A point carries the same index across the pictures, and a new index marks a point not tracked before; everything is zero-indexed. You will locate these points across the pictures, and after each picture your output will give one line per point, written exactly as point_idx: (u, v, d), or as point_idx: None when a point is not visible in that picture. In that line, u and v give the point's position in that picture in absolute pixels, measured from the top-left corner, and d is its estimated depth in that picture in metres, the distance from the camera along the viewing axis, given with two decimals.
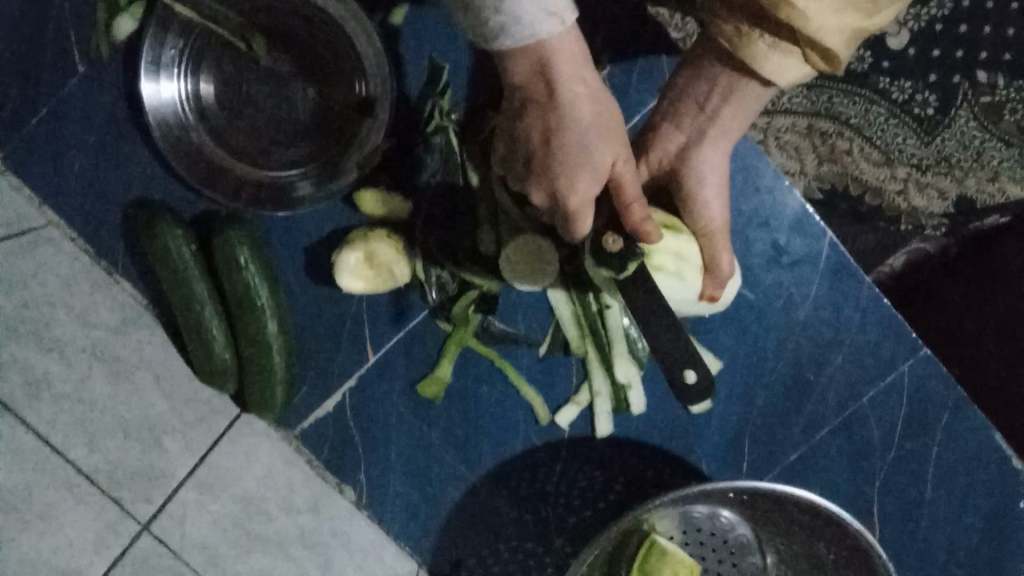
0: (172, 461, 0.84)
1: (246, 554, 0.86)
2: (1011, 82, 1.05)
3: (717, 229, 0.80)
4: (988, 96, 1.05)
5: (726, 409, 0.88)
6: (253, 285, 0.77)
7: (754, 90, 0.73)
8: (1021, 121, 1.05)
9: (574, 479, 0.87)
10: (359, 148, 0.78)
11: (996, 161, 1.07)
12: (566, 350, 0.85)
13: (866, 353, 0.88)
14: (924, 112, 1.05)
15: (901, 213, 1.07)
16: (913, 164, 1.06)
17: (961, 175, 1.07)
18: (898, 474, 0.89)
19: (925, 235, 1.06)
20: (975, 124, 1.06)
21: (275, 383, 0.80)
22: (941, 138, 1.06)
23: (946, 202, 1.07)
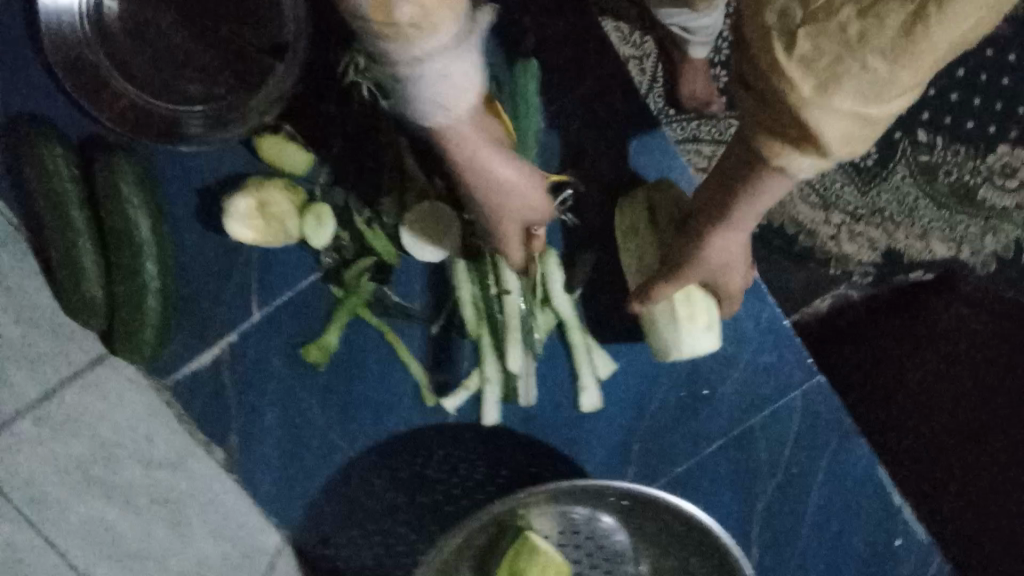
0: (13, 394, 0.78)
1: (87, 501, 0.81)
2: (949, 144, 1.07)
3: (689, 276, 0.72)
4: (925, 156, 1.07)
5: (616, 413, 0.86)
6: (133, 216, 0.73)
7: (770, 185, 0.56)
8: (956, 184, 1.07)
9: (454, 467, 0.84)
10: (267, 89, 0.77)
11: (926, 220, 1.06)
12: (461, 331, 0.83)
13: (763, 373, 0.87)
14: (864, 162, 1.06)
15: (831, 256, 1.06)
16: (848, 213, 1.06)
17: (892, 228, 1.07)
18: (782, 499, 0.88)
19: (852, 281, 1.06)
20: (910, 180, 1.07)
21: (145, 326, 0.76)
22: (877, 190, 1.07)
23: (875, 252, 1.06)
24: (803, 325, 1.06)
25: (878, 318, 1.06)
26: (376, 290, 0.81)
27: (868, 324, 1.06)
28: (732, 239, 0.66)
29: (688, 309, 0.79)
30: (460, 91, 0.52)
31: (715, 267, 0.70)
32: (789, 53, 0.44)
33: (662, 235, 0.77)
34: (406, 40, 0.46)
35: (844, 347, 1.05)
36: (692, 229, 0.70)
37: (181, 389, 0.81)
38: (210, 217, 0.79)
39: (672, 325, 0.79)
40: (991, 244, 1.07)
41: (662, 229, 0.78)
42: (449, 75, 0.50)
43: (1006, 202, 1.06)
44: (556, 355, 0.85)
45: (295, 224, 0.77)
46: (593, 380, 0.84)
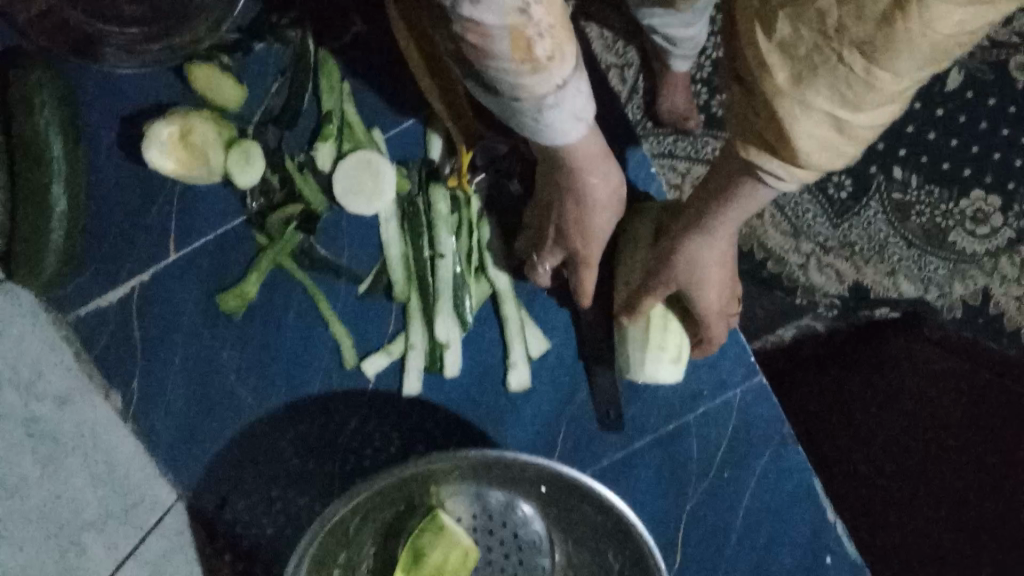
0: None
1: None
2: (923, 184, 1.04)
3: (668, 288, 0.68)
4: (899, 194, 1.04)
5: (545, 396, 0.82)
6: (45, 130, 0.68)
7: (751, 193, 0.52)
8: (927, 224, 1.04)
9: (369, 438, 0.79)
10: (201, 19, 0.75)
11: (896, 258, 1.04)
12: (389, 293, 0.79)
13: (702, 370, 0.84)
14: (837, 193, 1.05)
15: (797, 285, 1.04)
16: (818, 243, 1.04)
17: (861, 262, 1.04)
18: (712, 503, 0.84)
19: (818, 312, 1.04)
20: (883, 217, 1.04)
21: (46, 250, 0.71)
22: (849, 224, 1.05)
23: (843, 285, 1.04)
24: (764, 355, 1.04)
25: (837, 360, 1.02)
26: (303, 240, 0.77)
27: (826, 364, 1.03)
28: (708, 254, 0.63)
29: (660, 336, 0.75)
30: (581, 107, 0.48)
31: (683, 280, 0.66)
32: (770, 38, 0.39)
33: (643, 251, 0.74)
34: (543, 73, 0.43)
35: (800, 386, 1.02)
36: (670, 240, 0.66)
37: (83, 326, 0.76)
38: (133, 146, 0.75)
39: (641, 351, 0.75)
40: (959, 289, 1.04)
41: (644, 244, 0.75)
42: (579, 96, 0.47)
43: (976, 249, 1.04)
44: (488, 329, 0.81)
45: (219, 157, 0.73)
46: (523, 356, 0.80)
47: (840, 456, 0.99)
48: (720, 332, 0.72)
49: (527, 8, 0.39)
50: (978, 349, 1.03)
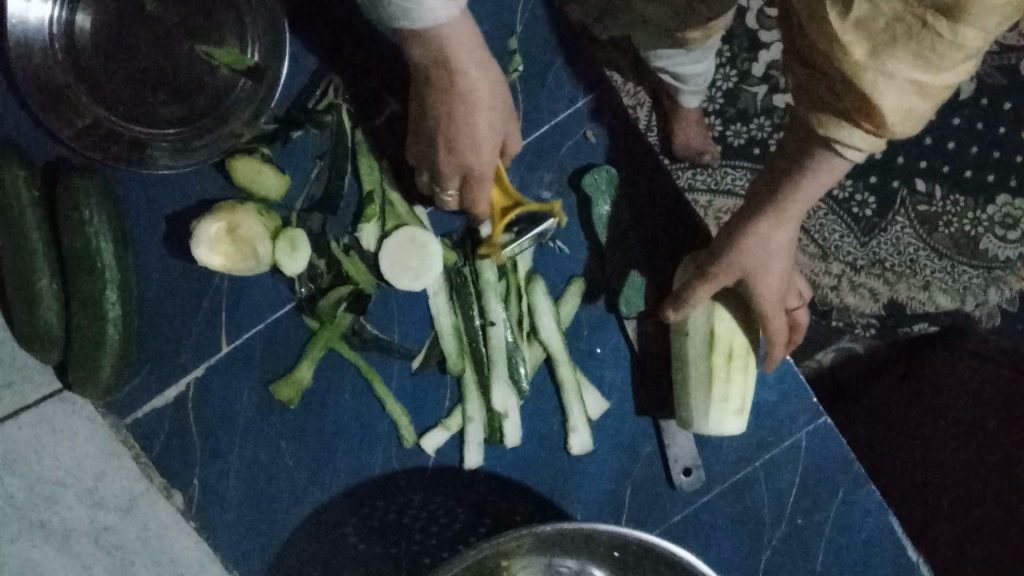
0: None
1: (25, 539, 0.76)
2: (948, 194, 1.04)
3: (720, 280, 0.69)
4: (924, 206, 1.04)
5: (608, 455, 0.80)
6: (95, 241, 0.69)
7: (828, 166, 0.55)
8: (956, 235, 1.04)
9: (434, 515, 0.78)
10: (239, 114, 0.74)
11: (929, 271, 1.04)
12: (443, 366, 0.78)
13: (763, 414, 0.82)
14: (862, 211, 1.03)
15: (833, 308, 1.03)
16: (848, 263, 1.03)
17: (894, 279, 1.03)
18: (789, 551, 0.82)
19: (855, 333, 1.03)
20: (910, 231, 1.04)
21: (103, 358, 0.71)
22: (877, 240, 1.04)
23: (877, 303, 1.03)
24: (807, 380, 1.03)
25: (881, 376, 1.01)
26: (353, 321, 0.77)
27: (873, 381, 1.01)
28: (771, 241, 0.64)
29: (724, 387, 0.73)
30: None
31: (748, 264, 0.66)
32: (845, 18, 0.44)
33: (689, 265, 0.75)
34: None
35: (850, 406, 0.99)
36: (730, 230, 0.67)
37: (140, 430, 0.76)
38: (179, 245, 0.75)
39: (704, 402, 0.73)
40: (995, 296, 1.04)
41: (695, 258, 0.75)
42: None
43: (1009, 254, 1.04)
44: (544, 393, 0.80)
45: (265, 250, 0.73)
46: (584, 419, 0.78)
47: (904, 474, 0.94)
48: (777, 334, 0.70)
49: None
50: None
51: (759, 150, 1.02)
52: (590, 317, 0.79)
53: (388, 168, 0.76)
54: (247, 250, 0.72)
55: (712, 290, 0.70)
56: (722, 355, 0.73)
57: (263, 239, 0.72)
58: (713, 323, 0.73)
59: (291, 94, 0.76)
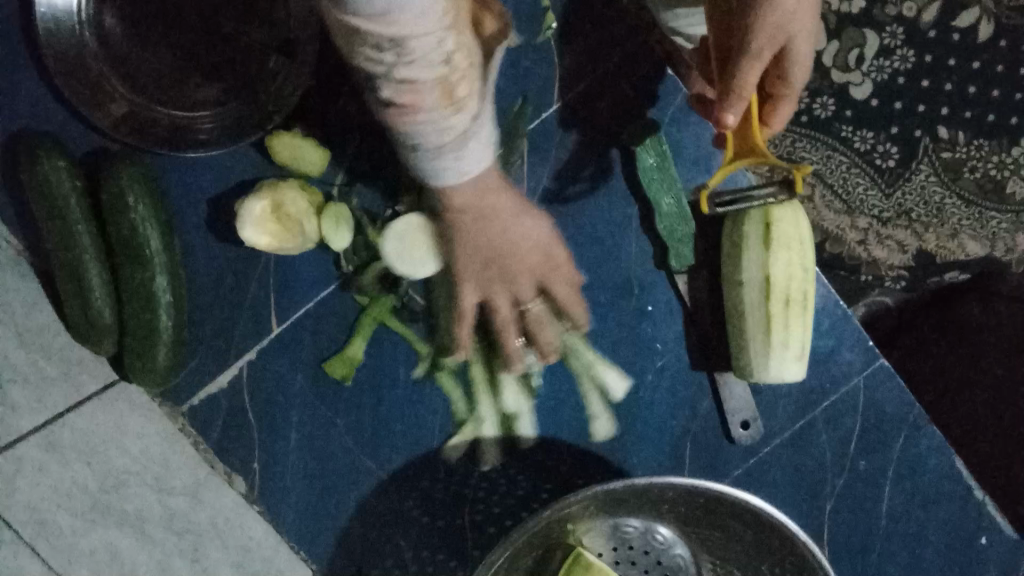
0: (18, 416, 0.73)
1: (93, 526, 0.75)
2: (971, 139, 1.01)
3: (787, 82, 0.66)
4: (948, 152, 1.01)
5: (666, 412, 0.80)
6: (141, 228, 0.69)
7: None
8: (982, 180, 1.01)
9: (496, 483, 0.78)
10: (278, 87, 0.73)
11: (955, 219, 1.02)
12: (495, 332, 0.78)
13: (820, 362, 0.81)
14: (885, 163, 1.01)
15: (861, 262, 1.02)
16: (874, 216, 1.02)
17: (921, 229, 1.02)
18: (854, 497, 0.81)
19: (885, 286, 1.02)
20: (934, 178, 1.01)
21: (159, 342, 0.70)
22: (901, 191, 1.02)
23: (906, 254, 1.02)
24: None
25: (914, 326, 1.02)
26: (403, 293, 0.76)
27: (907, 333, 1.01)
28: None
29: (783, 331, 0.72)
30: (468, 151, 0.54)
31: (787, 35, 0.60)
32: None
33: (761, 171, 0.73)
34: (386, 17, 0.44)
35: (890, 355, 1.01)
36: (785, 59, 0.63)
37: (197, 417, 0.76)
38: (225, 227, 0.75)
39: (759, 348, 0.73)
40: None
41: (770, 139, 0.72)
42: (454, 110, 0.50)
43: None
44: (599, 354, 0.79)
45: (311, 226, 0.72)
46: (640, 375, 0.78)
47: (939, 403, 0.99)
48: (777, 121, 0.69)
49: (450, 59, 0.47)
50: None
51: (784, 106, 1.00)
52: (639, 274, 0.79)
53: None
54: (290, 228, 0.71)
55: (792, 104, 0.68)
56: (778, 301, 0.72)
57: (308, 216, 0.72)
58: (767, 268, 0.72)
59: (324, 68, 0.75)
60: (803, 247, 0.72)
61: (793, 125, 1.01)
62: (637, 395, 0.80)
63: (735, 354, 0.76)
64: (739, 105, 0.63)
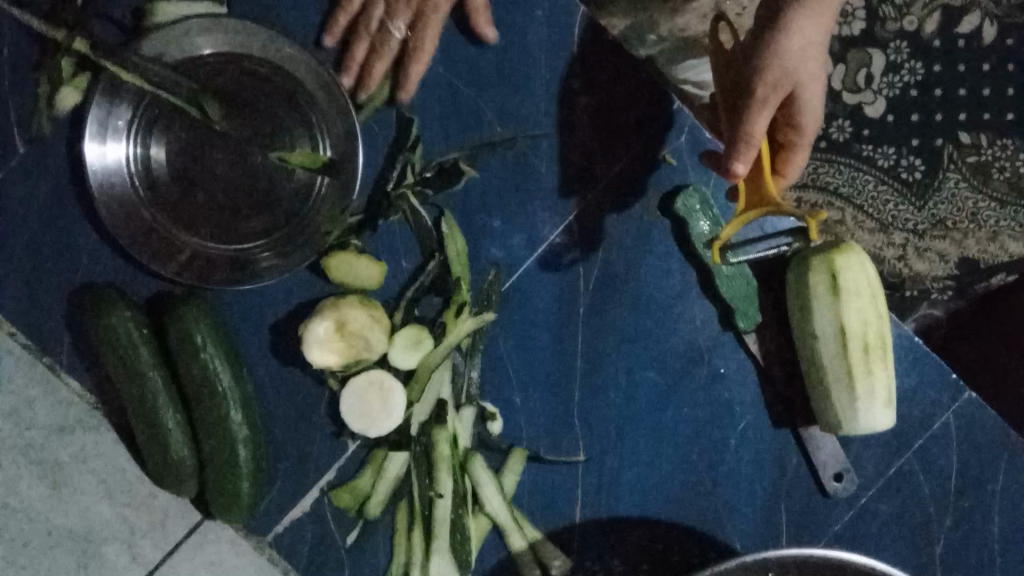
0: (112, 575, 0.74)
1: None
2: (997, 139, 0.98)
3: (798, 137, 0.69)
4: (974, 156, 0.98)
5: (754, 476, 0.78)
6: (212, 367, 0.69)
7: None
8: (1013, 178, 0.99)
9: (592, 571, 0.76)
10: (326, 206, 0.74)
11: (993, 221, 1.00)
12: (569, 415, 0.77)
13: (907, 401, 0.79)
14: (911, 176, 0.99)
15: (904, 278, 1.02)
16: (910, 231, 1.00)
17: (960, 237, 1.00)
18: (962, 535, 0.78)
19: (934, 299, 1.01)
20: (965, 185, 0.99)
21: (239, 477, 0.70)
22: (933, 202, 0.99)
23: (948, 265, 1.01)
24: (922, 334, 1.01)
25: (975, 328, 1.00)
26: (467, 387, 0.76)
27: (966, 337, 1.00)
28: (802, 40, 0.63)
29: (868, 382, 0.71)
30: None
31: (797, 79, 0.64)
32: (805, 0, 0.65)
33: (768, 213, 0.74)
34: None
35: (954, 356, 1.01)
36: (793, 106, 0.67)
37: (283, 544, 0.75)
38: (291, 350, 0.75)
39: (841, 401, 0.71)
40: None
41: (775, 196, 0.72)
42: None
43: None
44: (677, 424, 0.78)
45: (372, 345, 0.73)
46: (724, 436, 0.78)
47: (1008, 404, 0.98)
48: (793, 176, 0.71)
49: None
50: None
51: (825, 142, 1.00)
52: (706, 338, 0.78)
53: (479, 232, 0.78)
54: (357, 346, 0.73)
55: (803, 158, 0.70)
56: (857, 349, 0.71)
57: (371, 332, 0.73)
58: (841, 316, 0.70)
59: (366, 180, 0.76)
60: (872, 294, 0.71)
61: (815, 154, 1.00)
62: (722, 459, 0.78)
63: (818, 407, 0.74)
64: (747, 154, 0.64)
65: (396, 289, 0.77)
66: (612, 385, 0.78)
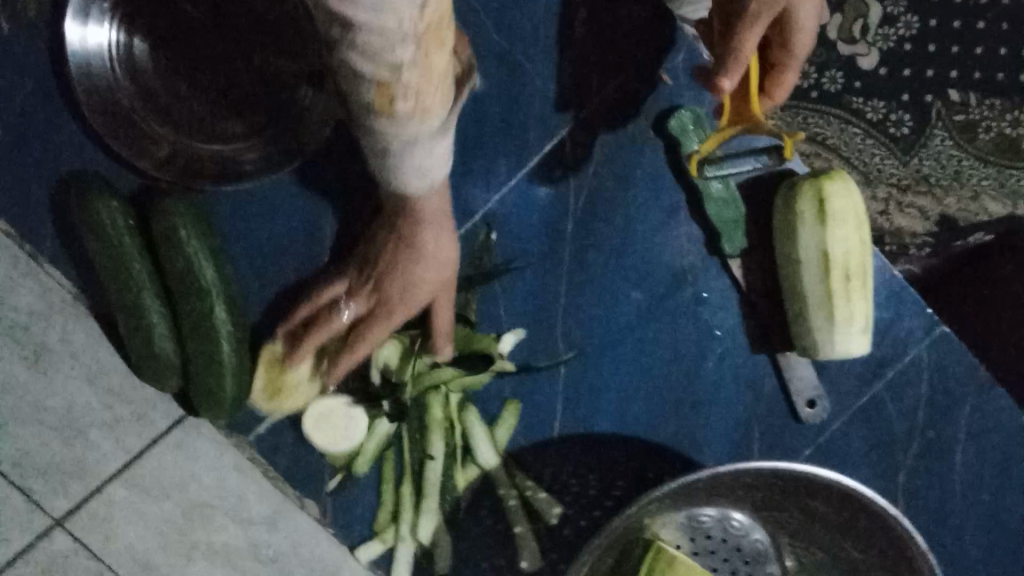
0: (102, 459, 0.75)
1: (183, 559, 0.77)
2: (983, 100, 1.04)
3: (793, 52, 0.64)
4: (961, 115, 1.04)
5: (729, 399, 0.79)
6: (197, 262, 0.69)
7: None
8: (998, 138, 1.04)
9: (567, 483, 0.78)
10: (310, 119, 0.73)
11: (975, 180, 1.04)
12: (552, 333, 0.78)
13: (882, 332, 0.81)
14: (899, 131, 1.04)
15: (884, 233, 1.05)
16: (893, 185, 1.04)
17: (942, 194, 1.04)
18: (926, 464, 0.81)
19: (910, 255, 1.03)
20: (951, 142, 1.04)
21: (223, 375, 0.70)
22: (919, 157, 1.04)
23: (929, 221, 1.04)
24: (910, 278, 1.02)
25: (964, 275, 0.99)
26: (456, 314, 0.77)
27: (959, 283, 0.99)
28: None
29: (846, 308, 0.72)
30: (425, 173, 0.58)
31: None
32: None
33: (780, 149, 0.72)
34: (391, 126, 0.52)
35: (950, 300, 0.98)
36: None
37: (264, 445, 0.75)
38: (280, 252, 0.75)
39: (818, 328, 0.73)
40: None
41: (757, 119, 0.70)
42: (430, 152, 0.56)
43: None
44: (657, 346, 0.79)
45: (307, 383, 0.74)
46: (704, 359, 0.79)
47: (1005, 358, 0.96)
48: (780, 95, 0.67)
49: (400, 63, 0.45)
50: None
51: (814, 93, 1.05)
52: (690, 262, 0.79)
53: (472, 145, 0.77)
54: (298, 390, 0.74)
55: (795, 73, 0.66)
56: (839, 276, 0.72)
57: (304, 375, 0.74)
58: (825, 244, 0.72)
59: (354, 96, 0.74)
60: (857, 223, 0.73)
61: (804, 100, 1.04)
62: (700, 381, 0.79)
63: (796, 336, 0.75)
64: (735, 71, 0.59)
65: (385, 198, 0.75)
66: (596, 304, 0.78)
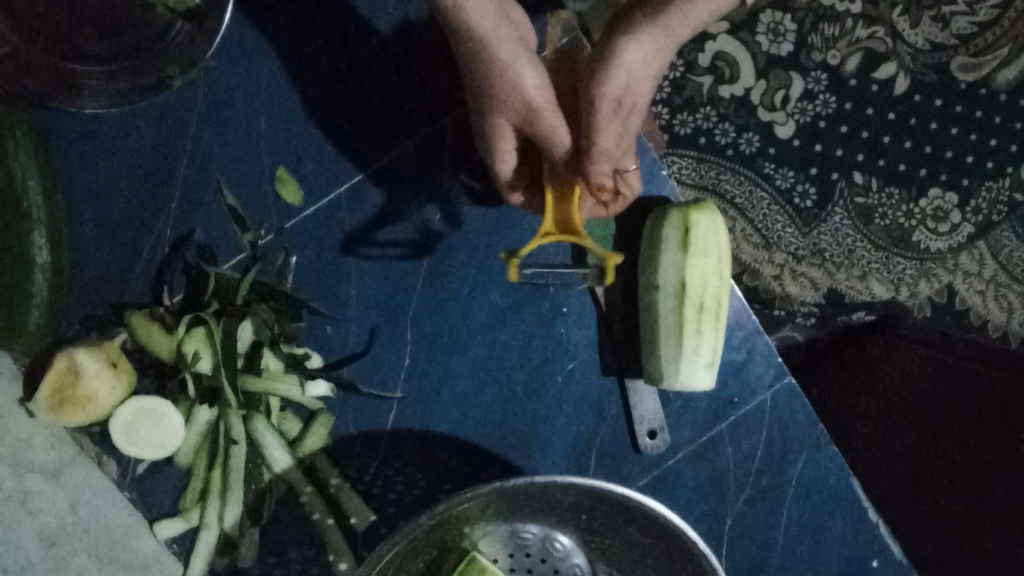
0: None
1: None
2: (884, 186, 1.06)
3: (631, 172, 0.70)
4: (862, 198, 1.06)
5: (572, 417, 0.77)
6: (22, 185, 0.67)
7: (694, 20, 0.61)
8: (892, 227, 1.06)
9: (391, 480, 0.75)
10: (172, 52, 0.72)
11: (865, 262, 1.07)
12: (403, 321, 0.76)
13: (730, 373, 0.81)
14: (803, 203, 1.05)
15: (774, 298, 1.07)
16: (790, 253, 1.06)
17: (833, 269, 1.07)
18: (755, 513, 0.80)
19: (796, 322, 1.07)
20: (849, 222, 1.06)
21: (30, 305, 0.68)
22: (817, 231, 1.06)
23: (817, 292, 1.07)
24: (786, 349, 1.07)
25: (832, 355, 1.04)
26: (282, 298, 0.73)
27: (823, 363, 1.03)
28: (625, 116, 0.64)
29: (694, 340, 0.72)
30: None
31: (619, 138, 0.66)
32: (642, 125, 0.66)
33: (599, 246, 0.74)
34: None
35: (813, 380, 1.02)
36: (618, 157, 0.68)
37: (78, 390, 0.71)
38: (130, 192, 0.73)
39: (665, 356, 0.73)
40: (925, 287, 1.08)
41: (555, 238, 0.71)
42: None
43: (938, 246, 1.07)
44: (508, 352, 0.77)
45: (110, 382, 0.69)
46: (552, 373, 0.77)
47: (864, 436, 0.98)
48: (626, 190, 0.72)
49: None
50: (967, 345, 1.04)
51: (703, 140, 1.05)
52: (553, 272, 0.77)
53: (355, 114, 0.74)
54: (94, 389, 0.69)
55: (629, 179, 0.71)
56: (693, 307, 0.72)
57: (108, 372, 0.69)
58: (684, 274, 0.72)
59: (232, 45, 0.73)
60: (717, 254, 0.73)
61: (718, 158, 1.05)
62: (543, 395, 0.77)
63: (649, 366, 0.74)
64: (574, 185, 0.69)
65: (261, 159, 0.74)
66: (451, 301, 0.76)
